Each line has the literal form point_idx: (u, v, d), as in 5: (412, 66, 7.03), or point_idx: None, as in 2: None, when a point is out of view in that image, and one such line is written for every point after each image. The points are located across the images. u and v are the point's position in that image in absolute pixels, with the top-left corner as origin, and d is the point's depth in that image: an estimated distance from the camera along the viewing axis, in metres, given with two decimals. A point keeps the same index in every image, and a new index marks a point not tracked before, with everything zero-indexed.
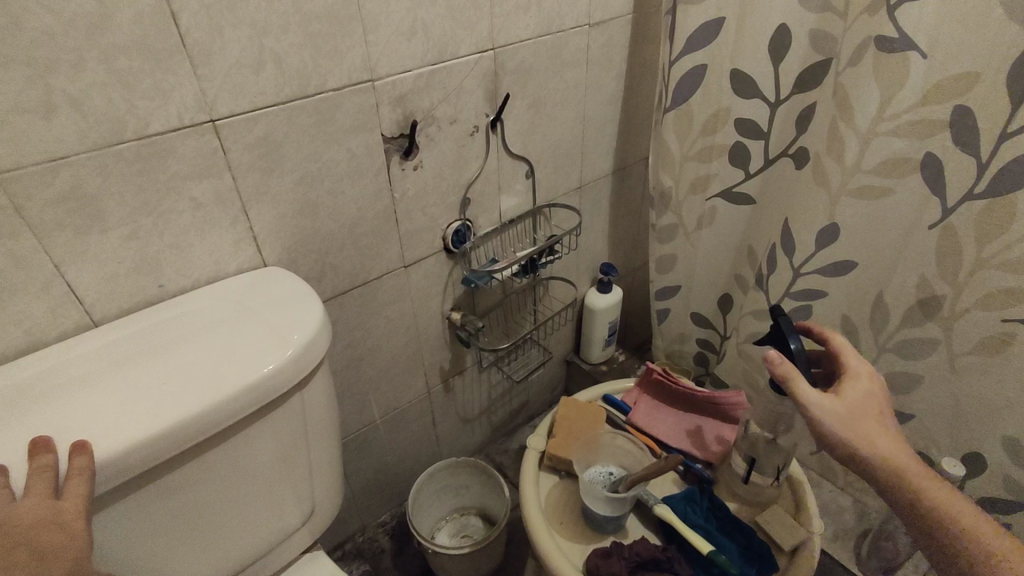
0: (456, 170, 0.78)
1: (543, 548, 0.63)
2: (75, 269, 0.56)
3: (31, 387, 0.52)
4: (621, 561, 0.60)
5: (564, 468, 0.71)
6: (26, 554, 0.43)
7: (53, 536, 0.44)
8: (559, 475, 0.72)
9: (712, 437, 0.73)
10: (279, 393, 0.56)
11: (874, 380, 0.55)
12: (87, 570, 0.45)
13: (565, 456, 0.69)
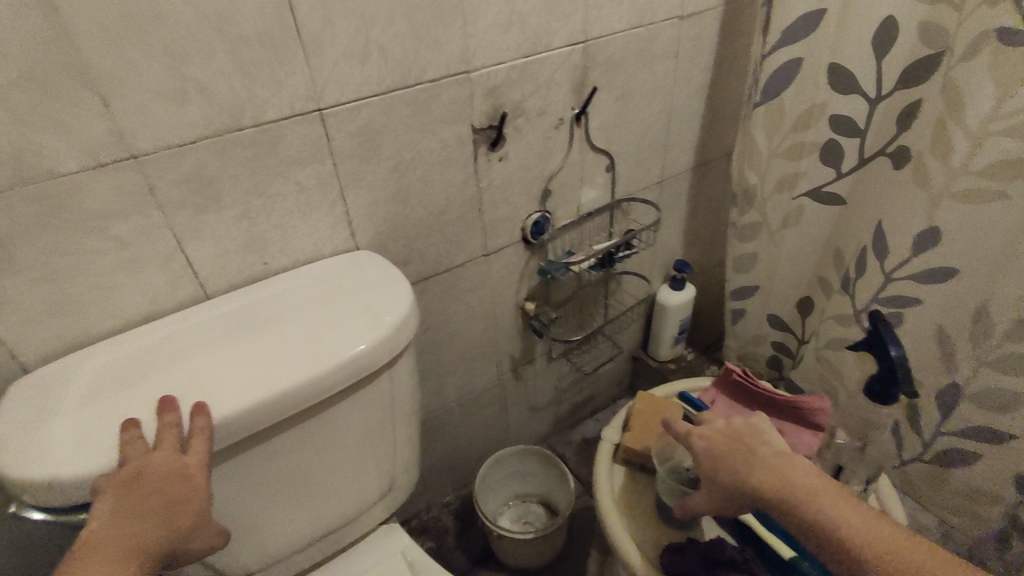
0: (540, 161, 0.80)
1: (618, 538, 0.65)
2: (194, 245, 0.61)
3: (154, 351, 0.58)
4: (696, 557, 0.60)
5: (639, 461, 0.72)
6: (158, 502, 0.48)
7: (180, 488, 0.48)
8: (634, 468, 0.72)
9: (794, 441, 0.69)
10: (370, 371, 0.59)
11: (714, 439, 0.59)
12: (207, 518, 0.50)
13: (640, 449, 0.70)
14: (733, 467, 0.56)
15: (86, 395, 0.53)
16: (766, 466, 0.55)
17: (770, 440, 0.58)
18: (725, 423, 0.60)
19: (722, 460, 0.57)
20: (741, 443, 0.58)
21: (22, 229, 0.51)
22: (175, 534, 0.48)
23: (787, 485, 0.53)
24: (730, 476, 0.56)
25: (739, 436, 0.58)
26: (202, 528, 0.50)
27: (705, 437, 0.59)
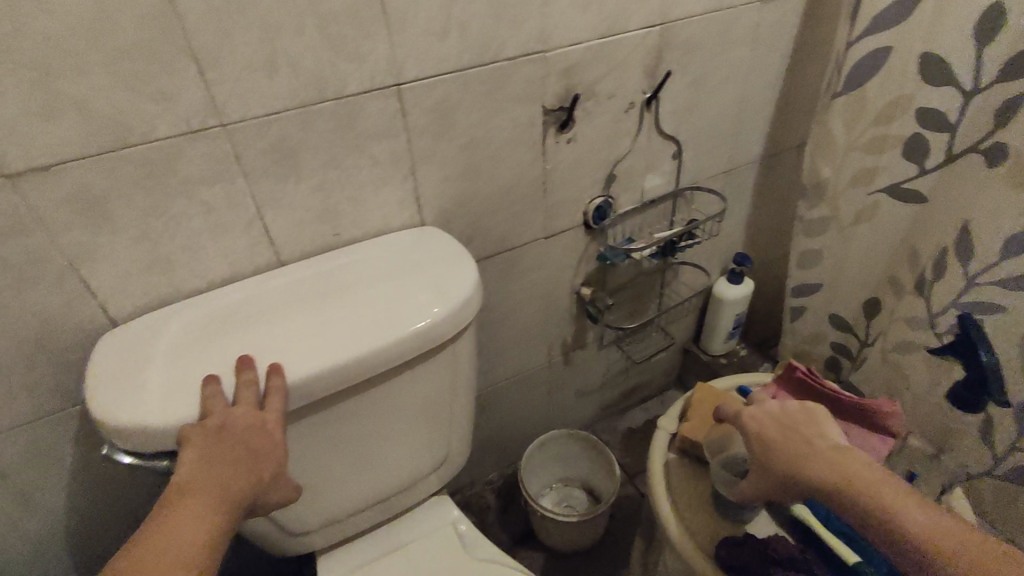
0: (608, 145, 0.79)
1: (669, 525, 0.66)
2: (273, 213, 0.63)
3: (234, 312, 0.60)
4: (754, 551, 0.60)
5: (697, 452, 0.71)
6: (242, 452, 0.50)
7: (260, 441, 0.51)
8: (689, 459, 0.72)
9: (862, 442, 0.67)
10: (436, 344, 0.60)
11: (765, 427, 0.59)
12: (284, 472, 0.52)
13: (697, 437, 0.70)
14: (780, 453, 0.56)
15: (172, 351, 0.57)
16: (812, 452, 0.54)
17: (823, 428, 0.56)
18: (777, 407, 0.60)
19: (769, 445, 0.57)
20: (792, 429, 0.57)
21: (124, 190, 0.54)
22: (258, 483, 0.51)
23: (833, 472, 0.52)
24: (776, 461, 0.56)
25: (790, 422, 0.58)
26: (279, 479, 0.53)
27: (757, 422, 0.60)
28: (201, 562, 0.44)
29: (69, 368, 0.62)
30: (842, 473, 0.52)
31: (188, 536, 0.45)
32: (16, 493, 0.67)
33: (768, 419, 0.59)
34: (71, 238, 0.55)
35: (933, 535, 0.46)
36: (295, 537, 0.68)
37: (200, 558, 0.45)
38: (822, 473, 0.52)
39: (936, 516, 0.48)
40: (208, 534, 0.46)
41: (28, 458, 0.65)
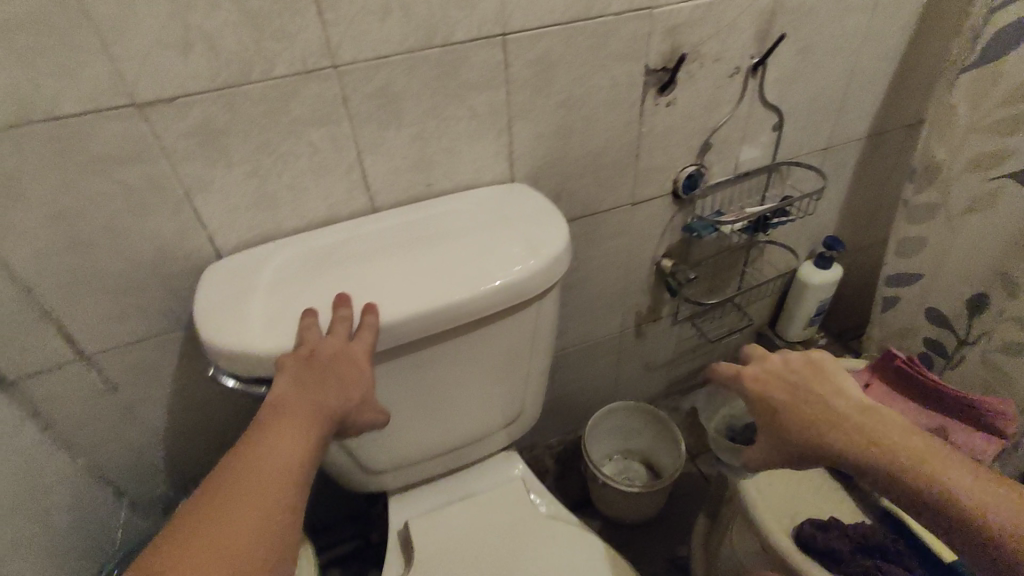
0: (708, 111, 0.76)
1: (748, 498, 0.70)
2: (372, 159, 0.64)
3: (331, 252, 0.62)
4: (845, 538, 0.67)
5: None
6: (332, 377, 0.50)
7: (349, 367, 0.51)
8: None
9: (962, 440, 0.69)
10: (523, 299, 0.61)
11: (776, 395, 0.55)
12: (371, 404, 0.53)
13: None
14: (803, 424, 0.53)
15: (273, 284, 0.59)
16: (834, 420, 0.52)
17: (838, 384, 0.54)
18: (785, 366, 0.56)
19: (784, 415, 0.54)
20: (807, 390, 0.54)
21: (240, 125, 0.57)
22: (350, 406, 0.51)
23: (863, 440, 0.50)
24: (799, 433, 0.53)
25: (804, 383, 0.54)
26: (369, 406, 0.53)
27: (769, 386, 0.55)
28: (298, 478, 0.45)
29: (177, 293, 0.66)
30: (877, 442, 0.50)
31: (285, 451, 0.45)
32: (123, 406, 0.72)
33: (781, 384, 0.55)
34: (189, 169, 0.57)
35: (972, 494, 0.47)
36: (371, 474, 0.71)
37: (297, 473, 0.45)
38: (858, 445, 0.50)
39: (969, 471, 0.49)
40: (303, 450, 0.46)
41: (136, 374, 0.70)
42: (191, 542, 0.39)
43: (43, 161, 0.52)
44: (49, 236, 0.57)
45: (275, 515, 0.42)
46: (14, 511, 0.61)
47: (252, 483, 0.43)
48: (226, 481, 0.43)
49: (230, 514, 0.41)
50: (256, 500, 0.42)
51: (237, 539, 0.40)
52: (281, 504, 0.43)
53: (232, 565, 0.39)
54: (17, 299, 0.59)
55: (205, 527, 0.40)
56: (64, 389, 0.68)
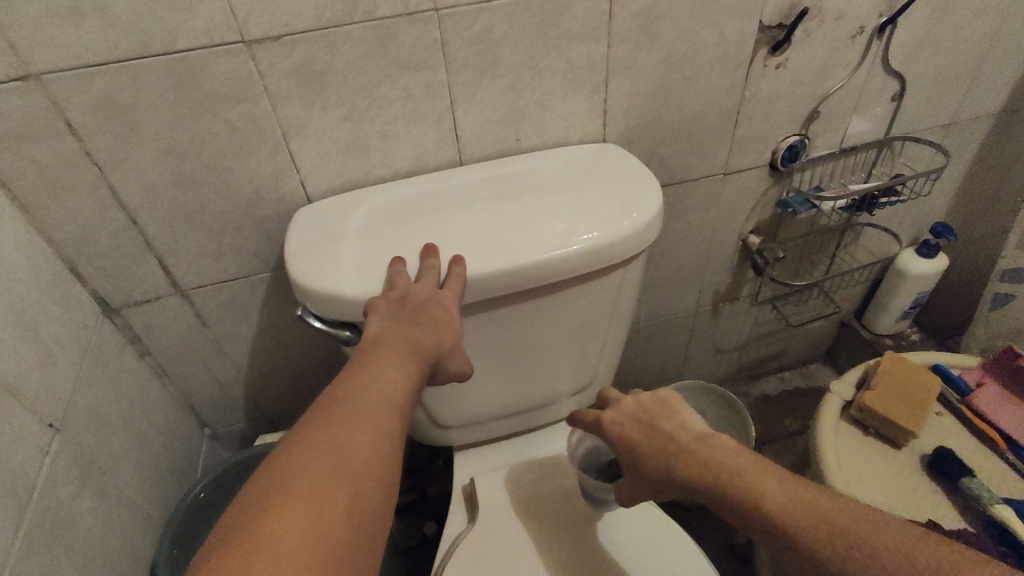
0: (820, 76, 0.70)
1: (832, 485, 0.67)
2: (464, 109, 0.63)
3: (419, 202, 0.62)
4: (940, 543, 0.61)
5: (874, 425, 0.72)
6: (424, 319, 0.49)
7: (440, 310, 0.50)
8: (866, 431, 0.73)
9: None
10: (610, 262, 0.59)
11: (625, 431, 0.50)
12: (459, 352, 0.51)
13: (887, 415, 0.69)
14: (650, 460, 0.48)
15: (361, 230, 0.60)
16: (677, 451, 0.46)
17: (684, 419, 0.48)
18: (637, 404, 0.51)
19: (639, 452, 0.49)
20: (651, 422, 0.49)
21: (339, 68, 0.56)
22: (441, 348, 0.49)
23: (703, 471, 0.44)
24: (650, 468, 0.48)
25: (651, 421, 0.49)
26: (458, 352, 0.51)
27: (619, 423, 0.51)
28: (400, 408, 0.42)
29: (268, 235, 0.68)
30: (711, 470, 0.44)
31: (386, 380, 0.43)
32: (212, 340, 0.76)
33: (630, 419, 0.50)
34: (288, 110, 0.58)
35: (803, 513, 0.41)
36: (440, 429, 0.72)
37: (400, 403, 0.42)
38: (696, 476, 0.45)
39: (811, 497, 0.42)
40: (403, 382, 0.44)
41: (226, 310, 0.73)
42: (304, 457, 0.36)
43: (157, 95, 0.54)
44: (157, 170, 0.59)
45: (383, 439, 0.39)
46: (115, 427, 0.66)
47: (358, 406, 0.40)
48: (331, 405, 0.40)
49: (341, 432, 0.38)
50: (364, 421, 0.39)
51: (350, 456, 0.37)
52: (387, 428, 0.40)
53: (347, 480, 0.36)
54: (126, 229, 0.63)
55: (316, 442, 0.37)
56: (161, 320, 0.72)
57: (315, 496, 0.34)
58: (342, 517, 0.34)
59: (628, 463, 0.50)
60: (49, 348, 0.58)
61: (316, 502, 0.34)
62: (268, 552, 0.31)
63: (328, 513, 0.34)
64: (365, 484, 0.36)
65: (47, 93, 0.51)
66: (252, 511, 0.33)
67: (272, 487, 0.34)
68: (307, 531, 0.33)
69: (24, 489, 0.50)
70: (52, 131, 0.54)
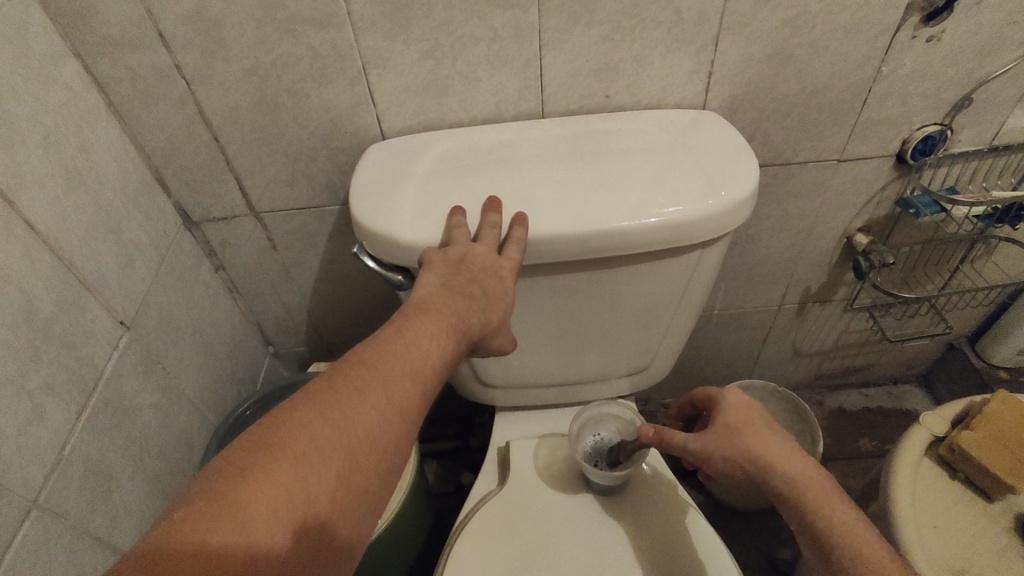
0: (981, 56, 0.59)
1: (910, 545, 0.58)
2: (552, 57, 0.58)
3: (491, 152, 0.59)
4: None
5: (964, 471, 0.63)
6: (476, 291, 0.47)
7: (495, 285, 0.48)
8: (953, 474, 0.65)
9: None
10: (686, 243, 0.53)
11: (745, 407, 0.49)
12: (503, 331, 0.49)
13: (981, 463, 0.60)
14: (758, 433, 0.48)
15: (428, 174, 0.57)
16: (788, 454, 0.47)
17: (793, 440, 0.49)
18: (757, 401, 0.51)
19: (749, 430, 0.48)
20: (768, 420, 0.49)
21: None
22: (486, 326, 0.47)
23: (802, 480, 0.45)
24: (752, 437, 0.47)
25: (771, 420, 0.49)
26: (502, 331, 0.49)
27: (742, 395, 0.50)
28: (426, 381, 0.40)
29: (341, 169, 0.67)
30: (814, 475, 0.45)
31: (419, 352, 0.41)
32: (281, 265, 0.78)
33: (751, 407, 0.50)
34: (370, 40, 0.56)
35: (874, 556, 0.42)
36: (484, 387, 0.71)
37: (427, 378, 0.40)
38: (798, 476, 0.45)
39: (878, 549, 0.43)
40: (436, 356, 0.42)
41: (295, 238, 0.75)
42: (312, 414, 0.35)
43: (244, 12, 0.53)
44: (240, 90, 0.59)
45: (396, 415, 0.37)
46: (183, 333, 0.70)
47: (383, 370, 0.38)
48: (356, 364, 0.38)
49: (355, 399, 0.36)
50: (383, 391, 0.37)
51: (357, 426, 0.35)
52: (405, 405, 0.38)
53: (347, 449, 0.34)
54: (209, 147, 0.64)
55: (329, 401, 0.36)
56: (236, 239, 0.74)
57: (311, 458, 0.33)
58: (332, 488, 0.33)
59: (723, 423, 0.49)
60: (128, 250, 0.61)
61: (301, 463, 0.33)
62: (247, 509, 0.30)
63: (318, 482, 0.33)
64: (363, 455, 0.35)
65: (142, 1, 0.52)
66: (244, 459, 0.32)
67: (268, 439, 0.33)
68: (293, 495, 0.32)
69: (90, 378, 0.54)
70: (145, 40, 0.55)
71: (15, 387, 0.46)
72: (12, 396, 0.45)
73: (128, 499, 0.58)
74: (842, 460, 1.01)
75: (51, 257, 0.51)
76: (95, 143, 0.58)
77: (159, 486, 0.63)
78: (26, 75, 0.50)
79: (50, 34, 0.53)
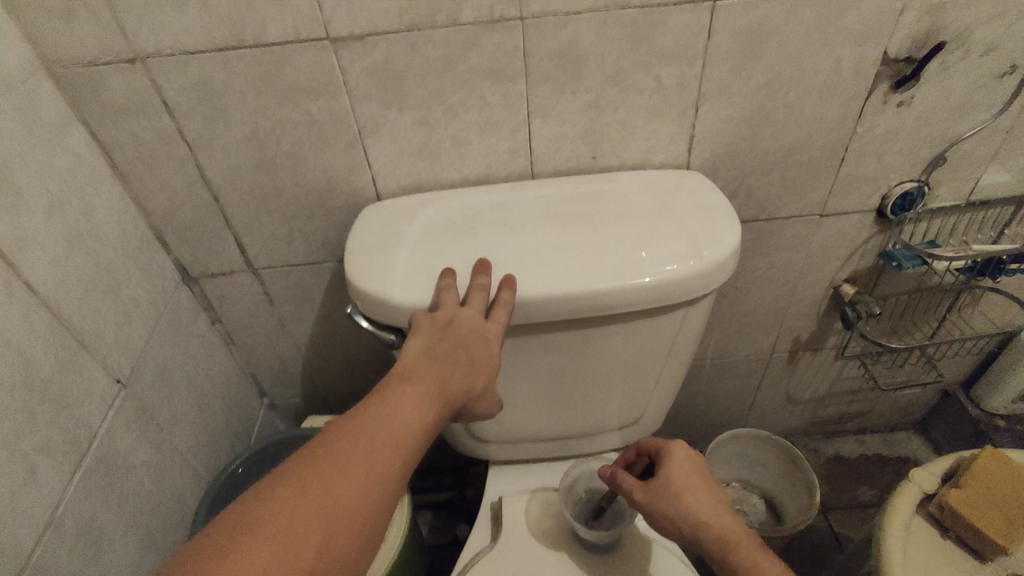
0: (951, 118, 0.62)
1: None
2: (541, 121, 0.60)
3: (481, 213, 0.61)
4: None
5: (956, 530, 0.63)
6: (462, 356, 0.48)
7: (479, 350, 0.48)
8: (945, 533, 0.64)
9: None
10: (670, 302, 0.54)
11: (679, 463, 0.51)
12: (488, 394, 0.50)
13: (973, 522, 0.61)
14: (693, 491, 0.50)
15: (420, 235, 0.59)
16: (714, 511, 0.49)
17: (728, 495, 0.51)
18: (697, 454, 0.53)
19: (680, 489, 0.50)
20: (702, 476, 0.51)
21: (418, 69, 0.56)
22: (471, 391, 0.48)
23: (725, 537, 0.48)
24: (685, 495, 0.50)
25: (704, 475, 0.51)
26: (488, 394, 0.50)
27: (684, 451, 0.52)
28: (410, 450, 0.41)
29: (337, 226, 0.69)
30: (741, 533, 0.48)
31: (402, 420, 0.41)
32: (277, 318, 0.79)
33: (687, 463, 0.52)
34: (366, 108, 0.58)
35: None
36: (476, 441, 0.71)
37: (410, 446, 0.41)
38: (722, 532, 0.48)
39: None
40: (420, 423, 0.42)
41: (291, 292, 0.76)
42: (295, 489, 0.35)
43: (244, 83, 0.56)
44: (240, 153, 0.61)
45: (378, 486, 0.38)
46: (179, 388, 0.70)
47: (367, 441, 0.39)
48: (341, 434, 0.39)
49: (336, 470, 0.37)
50: (367, 462, 0.38)
51: (337, 500, 0.35)
52: (386, 476, 0.38)
53: (327, 525, 0.34)
54: (209, 206, 0.66)
55: (312, 474, 0.36)
56: (233, 293, 0.76)
57: (290, 536, 0.33)
58: (309, 564, 0.33)
59: (658, 478, 0.51)
60: (126, 307, 0.63)
61: (281, 543, 0.33)
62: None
63: (296, 558, 0.33)
64: (344, 530, 0.35)
65: (148, 74, 0.55)
66: (225, 540, 0.33)
67: (251, 518, 0.34)
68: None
69: (86, 437, 0.55)
70: (151, 109, 0.57)
71: (8, 451, 0.46)
72: (7, 459, 0.46)
73: (118, 560, 0.57)
74: (841, 509, 0.99)
75: (50, 318, 0.52)
76: (97, 205, 0.60)
77: (151, 545, 0.62)
78: (34, 144, 0.52)
79: (58, 104, 0.55)
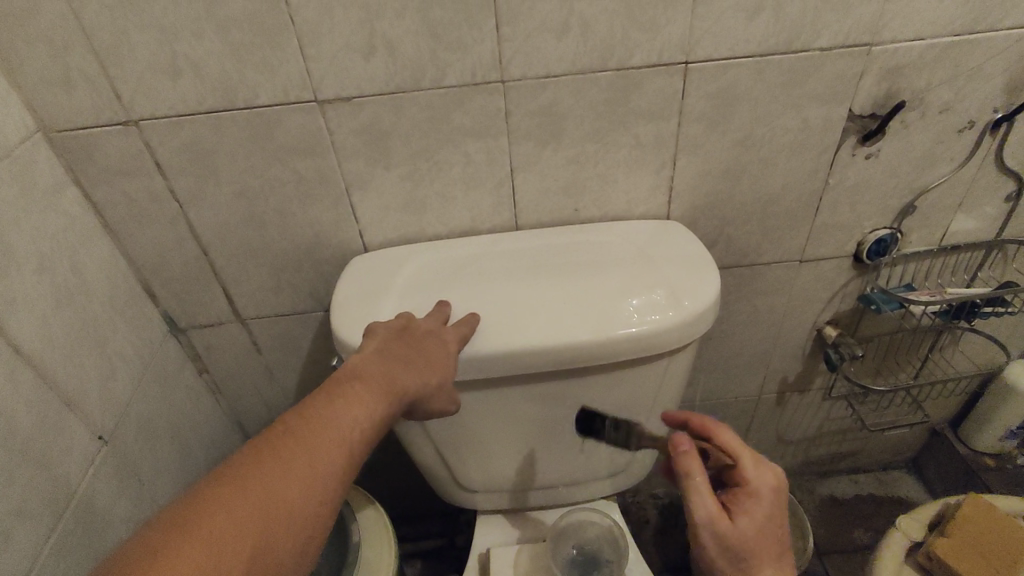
0: (918, 169, 0.64)
1: None
2: (524, 176, 0.62)
3: (467, 265, 0.62)
4: None
5: None
6: (419, 357, 0.48)
7: (433, 354, 0.49)
8: None
9: None
10: (652, 352, 0.55)
11: (763, 513, 0.47)
12: (446, 392, 0.50)
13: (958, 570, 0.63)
14: (765, 545, 0.47)
15: (406, 287, 0.60)
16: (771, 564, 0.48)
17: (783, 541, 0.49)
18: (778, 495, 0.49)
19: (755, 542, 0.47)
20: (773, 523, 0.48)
21: (404, 129, 0.58)
22: (425, 389, 0.48)
23: None
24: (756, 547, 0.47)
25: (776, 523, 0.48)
26: (445, 394, 0.50)
27: (770, 498, 0.48)
28: (354, 450, 0.41)
29: (324, 277, 0.70)
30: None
31: (348, 418, 0.41)
32: (265, 367, 0.79)
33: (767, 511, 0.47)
34: (353, 166, 0.60)
35: None
36: (464, 490, 0.70)
37: (355, 447, 0.41)
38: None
39: None
40: (368, 421, 0.42)
41: (279, 342, 0.77)
42: (231, 489, 0.35)
43: (235, 143, 0.58)
44: (229, 209, 0.63)
45: (317, 487, 0.38)
46: (163, 441, 0.69)
47: (309, 440, 0.39)
48: (284, 434, 0.39)
49: (276, 471, 0.37)
50: (307, 461, 0.38)
51: (273, 502, 0.36)
52: (326, 475, 0.38)
53: (261, 526, 0.35)
54: (198, 260, 0.67)
55: (250, 474, 0.36)
56: (220, 343, 0.76)
57: (222, 539, 0.33)
58: (241, 566, 0.33)
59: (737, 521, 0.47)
60: (112, 362, 0.63)
61: (212, 543, 0.33)
62: None
63: (228, 561, 0.33)
64: (277, 532, 0.35)
65: (142, 136, 0.57)
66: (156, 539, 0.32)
67: (185, 518, 0.34)
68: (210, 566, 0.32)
69: (65, 498, 0.54)
70: (143, 169, 0.59)
71: None
72: None
73: None
74: (837, 553, 0.97)
75: (36, 377, 0.53)
76: (87, 261, 0.60)
77: None
78: (28, 204, 0.54)
79: (53, 165, 0.57)
